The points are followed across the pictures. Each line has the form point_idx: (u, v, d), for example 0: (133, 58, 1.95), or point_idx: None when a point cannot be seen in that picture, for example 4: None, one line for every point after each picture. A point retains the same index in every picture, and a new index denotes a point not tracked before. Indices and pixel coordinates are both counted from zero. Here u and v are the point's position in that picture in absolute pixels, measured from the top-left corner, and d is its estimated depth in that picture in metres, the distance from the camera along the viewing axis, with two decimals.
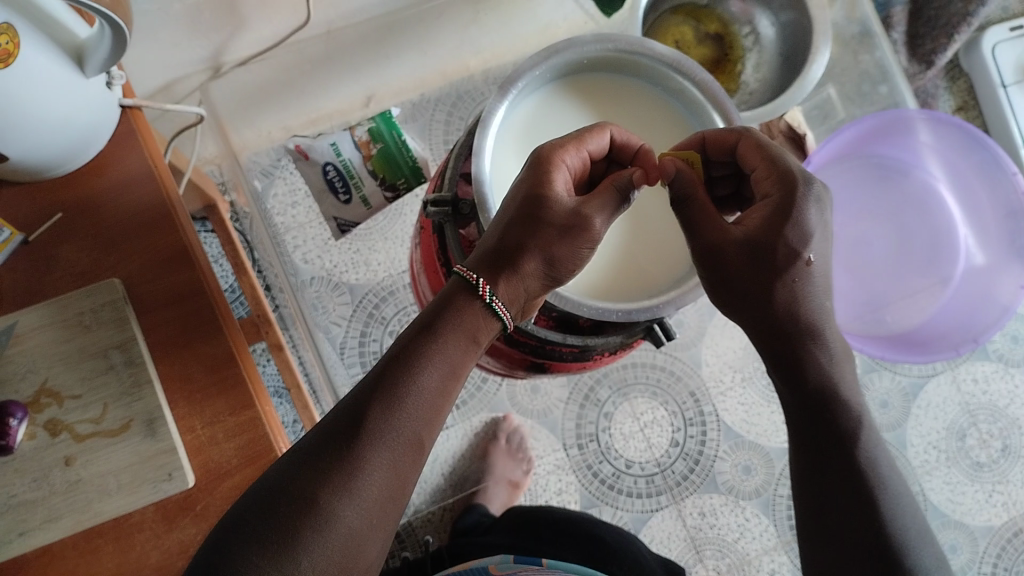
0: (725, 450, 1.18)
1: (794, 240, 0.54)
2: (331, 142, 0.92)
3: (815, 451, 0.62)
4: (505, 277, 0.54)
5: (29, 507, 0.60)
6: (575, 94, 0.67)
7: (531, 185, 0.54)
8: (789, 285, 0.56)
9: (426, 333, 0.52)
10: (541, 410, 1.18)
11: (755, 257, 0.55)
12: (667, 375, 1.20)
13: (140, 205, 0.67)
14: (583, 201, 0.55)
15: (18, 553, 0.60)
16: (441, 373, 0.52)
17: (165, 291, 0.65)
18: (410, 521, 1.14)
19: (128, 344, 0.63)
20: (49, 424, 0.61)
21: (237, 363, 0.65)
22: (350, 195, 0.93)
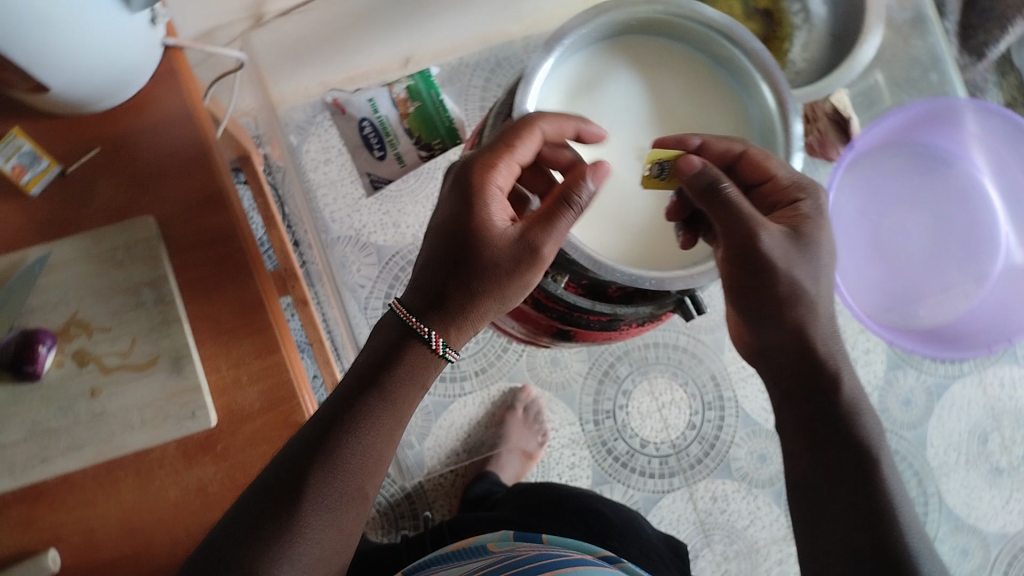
0: (741, 437, 1.18)
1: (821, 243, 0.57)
2: (369, 98, 0.91)
3: (812, 453, 0.58)
4: (456, 326, 0.56)
5: (52, 434, 0.61)
6: (621, 60, 0.66)
7: (463, 219, 0.55)
8: (816, 281, 0.57)
9: (372, 387, 0.54)
10: (560, 383, 1.18)
11: (788, 266, 0.55)
12: (688, 356, 1.19)
13: (178, 147, 0.66)
14: (525, 232, 0.54)
15: (39, 478, 0.61)
16: (388, 426, 0.54)
17: (198, 235, 0.65)
18: (422, 483, 1.16)
19: (158, 282, 0.63)
20: (76, 354, 0.62)
21: (264, 310, 0.64)
22: (385, 151, 0.92)
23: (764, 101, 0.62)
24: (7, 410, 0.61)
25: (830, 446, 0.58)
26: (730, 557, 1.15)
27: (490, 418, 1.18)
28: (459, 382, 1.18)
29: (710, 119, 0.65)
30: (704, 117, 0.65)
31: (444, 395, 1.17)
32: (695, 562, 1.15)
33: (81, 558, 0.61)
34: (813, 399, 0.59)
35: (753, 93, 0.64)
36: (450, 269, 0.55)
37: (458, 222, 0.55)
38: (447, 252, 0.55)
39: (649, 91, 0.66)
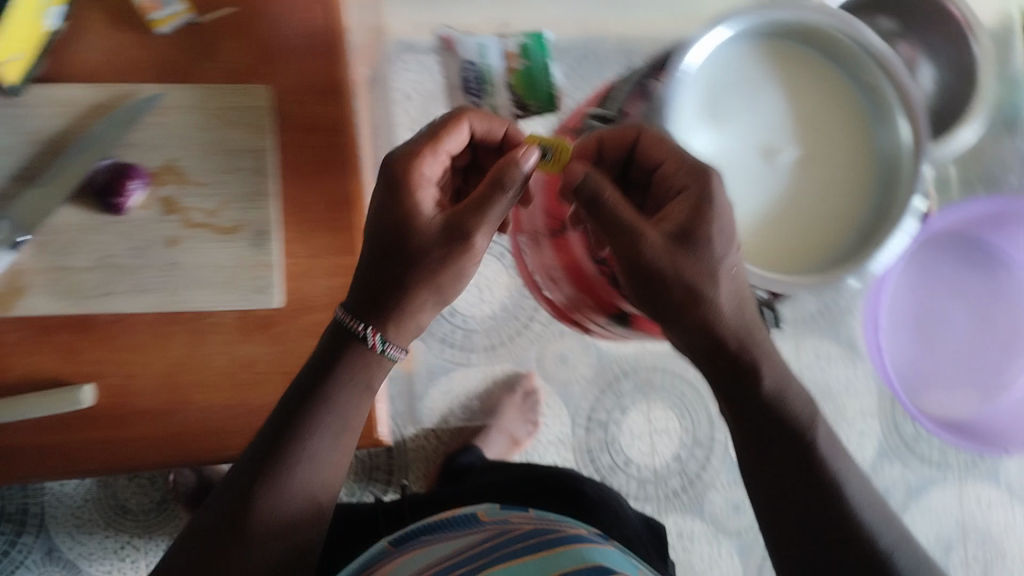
0: (722, 483, 1.18)
1: (721, 235, 0.48)
2: (480, 43, 0.91)
3: (774, 488, 0.52)
4: (394, 324, 0.52)
5: (121, 271, 0.61)
6: (768, 58, 0.60)
7: (387, 216, 0.51)
8: (714, 277, 0.48)
9: (313, 400, 0.52)
10: (562, 382, 1.18)
11: (674, 264, 0.48)
12: (691, 391, 1.20)
13: (309, 27, 0.64)
14: (450, 223, 0.50)
15: (96, 312, 0.60)
16: (331, 436, 0.52)
17: (308, 119, 0.64)
18: (404, 442, 1.15)
19: (261, 153, 0.63)
20: (165, 201, 0.61)
21: (353, 207, 0.63)
22: (480, 98, 0.90)
23: (899, 137, 0.58)
24: (77, 238, 0.60)
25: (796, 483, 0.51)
26: None
27: (488, 395, 1.17)
28: (467, 352, 1.17)
29: (838, 143, 0.61)
30: (833, 140, 0.61)
31: (450, 360, 1.16)
32: None
33: (116, 401, 0.59)
34: (756, 408, 0.52)
35: (888, 125, 0.59)
36: (371, 272, 0.51)
37: (383, 216, 0.51)
38: (372, 251, 0.51)
39: (788, 97, 0.60)
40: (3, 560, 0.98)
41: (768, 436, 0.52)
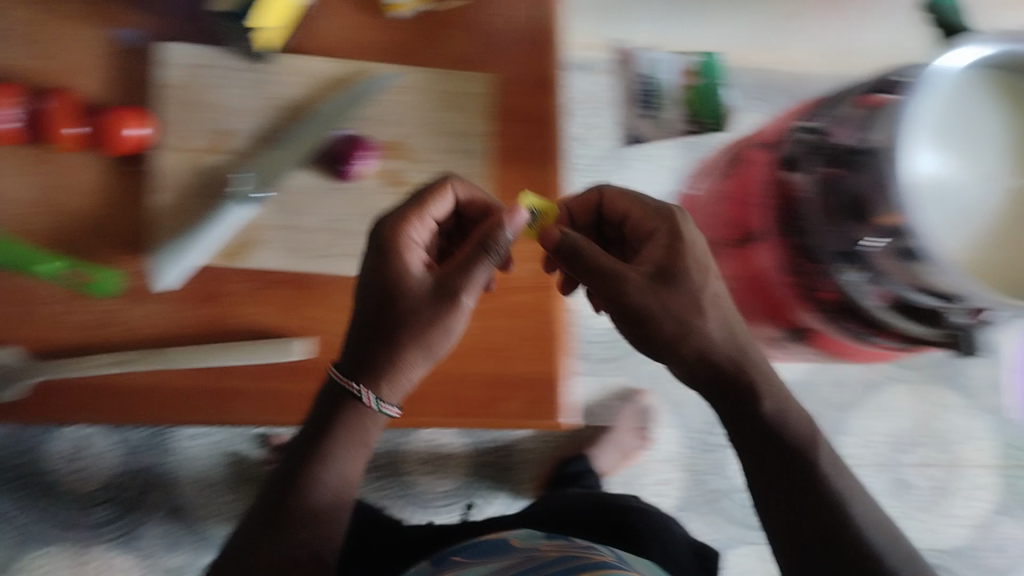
0: None
1: (700, 265, 0.55)
2: (657, 58, 1.00)
3: (786, 516, 0.51)
4: (388, 381, 0.55)
5: (351, 237, 0.67)
6: (993, 90, 0.64)
7: (372, 278, 0.56)
8: (702, 307, 0.54)
9: (312, 444, 0.54)
10: (678, 401, 1.15)
11: (656, 299, 0.54)
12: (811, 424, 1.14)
13: (533, 25, 0.68)
14: (448, 280, 0.55)
15: (325, 271, 0.66)
16: (337, 480, 0.54)
17: (519, 108, 0.67)
18: (517, 445, 1.13)
19: (477, 137, 0.67)
20: (394, 175, 0.67)
21: (549, 192, 0.65)
22: (653, 112, 1.01)
23: None
24: (314, 201, 0.67)
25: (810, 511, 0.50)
26: None
27: (604, 406, 1.14)
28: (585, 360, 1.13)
29: None
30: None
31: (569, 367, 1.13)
32: None
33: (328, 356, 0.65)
34: (755, 425, 0.54)
35: None
36: (361, 327, 0.55)
37: (369, 283, 0.56)
38: (360, 315, 0.56)
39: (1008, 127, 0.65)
40: (128, 516, 1.06)
41: (784, 467, 0.52)
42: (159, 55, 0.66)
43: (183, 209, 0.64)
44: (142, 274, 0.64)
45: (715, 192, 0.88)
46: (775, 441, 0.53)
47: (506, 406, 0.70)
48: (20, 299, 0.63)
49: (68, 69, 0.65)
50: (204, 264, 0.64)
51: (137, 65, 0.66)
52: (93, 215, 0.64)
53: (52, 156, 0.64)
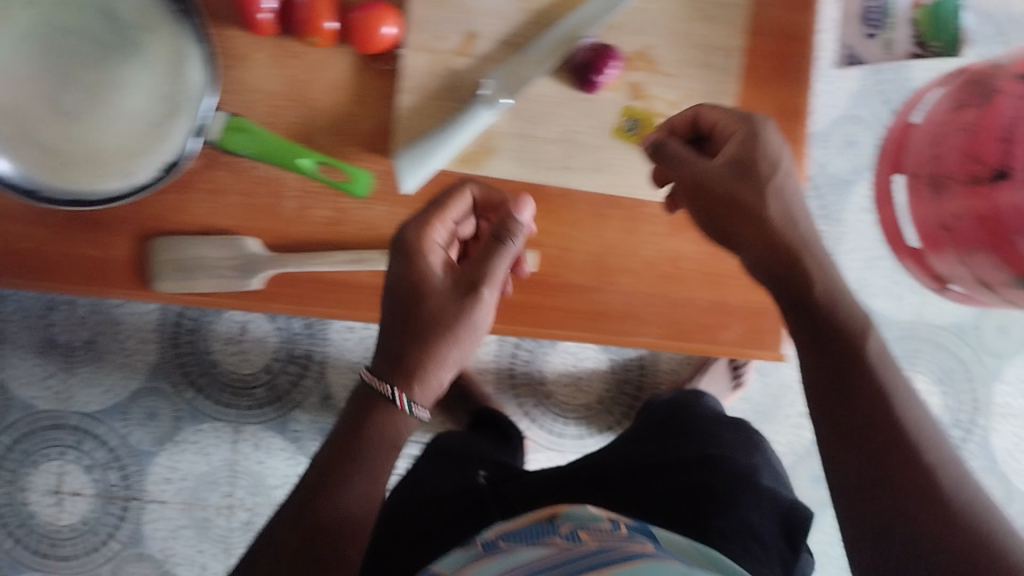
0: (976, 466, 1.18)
1: (775, 159, 0.56)
2: None
3: (866, 477, 0.47)
4: (417, 380, 0.56)
5: (584, 148, 0.66)
6: None
7: (398, 284, 0.57)
8: (765, 195, 0.55)
9: (366, 392, 0.55)
10: None
11: (723, 180, 0.56)
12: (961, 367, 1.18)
13: None
14: (468, 275, 0.57)
15: (560, 182, 0.67)
16: (386, 428, 0.54)
17: (774, 26, 0.67)
18: (659, 362, 1.13)
19: (730, 53, 0.66)
20: (634, 86, 0.66)
21: (796, 113, 0.67)
22: (878, 32, 0.87)
23: None
24: (551, 112, 0.66)
25: (896, 474, 0.46)
26: None
27: None
28: None
29: None
30: None
31: None
32: None
33: (554, 269, 0.68)
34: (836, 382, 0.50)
35: None
36: (387, 328, 0.57)
37: (394, 287, 0.58)
38: (388, 314, 0.57)
39: None
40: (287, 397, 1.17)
41: (861, 437, 0.48)
42: None
43: (427, 113, 0.64)
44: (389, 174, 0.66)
45: (946, 116, 0.81)
46: (858, 402, 0.49)
47: (727, 332, 0.70)
48: (271, 192, 0.66)
49: None
50: (444, 168, 0.65)
51: None
52: (344, 112, 0.65)
53: (307, 50, 0.65)
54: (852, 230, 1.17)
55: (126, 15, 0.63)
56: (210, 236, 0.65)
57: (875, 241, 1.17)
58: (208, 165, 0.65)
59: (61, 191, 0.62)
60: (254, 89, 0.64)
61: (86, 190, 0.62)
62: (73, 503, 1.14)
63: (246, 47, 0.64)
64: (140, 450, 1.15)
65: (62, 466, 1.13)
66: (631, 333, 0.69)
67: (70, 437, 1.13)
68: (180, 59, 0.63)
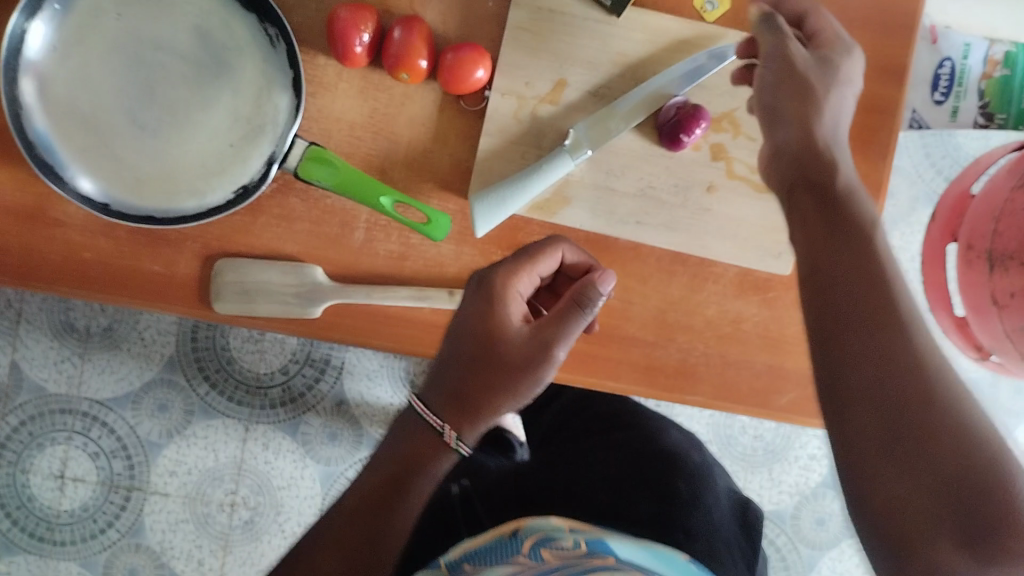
0: None
1: (841, 81, 0.59)
2: (966, 42, 0.88)
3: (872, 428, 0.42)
4: (470, 420, 0.55)
5: (657, 205, 0.66)
6: None
7: (472, 330, 0.56)
8: (819, 110, 0.57)
9: (452, 339, 0.57)
10: None
11: (785, 86, 0.57)
12: None
13: (899, 7, 0.66)
14: (539, 330, 0.55)
15: (627, 237, 0.66)
16: (466, 358, 0.56)
17: (864, 96, 0.66)
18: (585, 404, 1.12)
19: None
20: (715, 147, 0.66)
21: (875, 186, 0.67)
22: (947, 98, 0.87)
23: None
24: (628, 164, 0.66)
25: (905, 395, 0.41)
26: None
27: None
28: None
29: None
30: None
31: None
32: None
33: (612, 321, 0.67)
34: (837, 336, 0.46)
35: None
36: (447, 357, 0.57)
37: (469, 336, 0.56)
38: (458, 351, 0.56)
39: None
40: (299, 400, 1.14)
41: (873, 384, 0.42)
42: None
43: (506, 154, 0.65)
44: (461, 214, 0.66)
45: (1007, 194, 0.81)
46: (867, 328, 0.44)
47: (781, 399, 0.69)
48: (340, 221, 0.65)
49: None
50: (519, 213, 0.65)
51: None
52: (424, 148, 0.66)
53: (392, 83, 0.65)
54: None
55: (217, 34, 0.63)
56: (275, 261, 0.64)
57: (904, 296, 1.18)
58: (282, 189, 0.64)
59: (131, 209, 0.63)
60: (336, 118, 0.65)
61: (157, 209, 0.63)
62: (74, 489, 1.12)
63: (333, 75, 0.65)
64: (147, 441, 1.13)
65: (69, 450, 1.12)
66: (683, 391, 0.68)
67: (78, 423, 1.12)
68: (266, 86, 0.63)
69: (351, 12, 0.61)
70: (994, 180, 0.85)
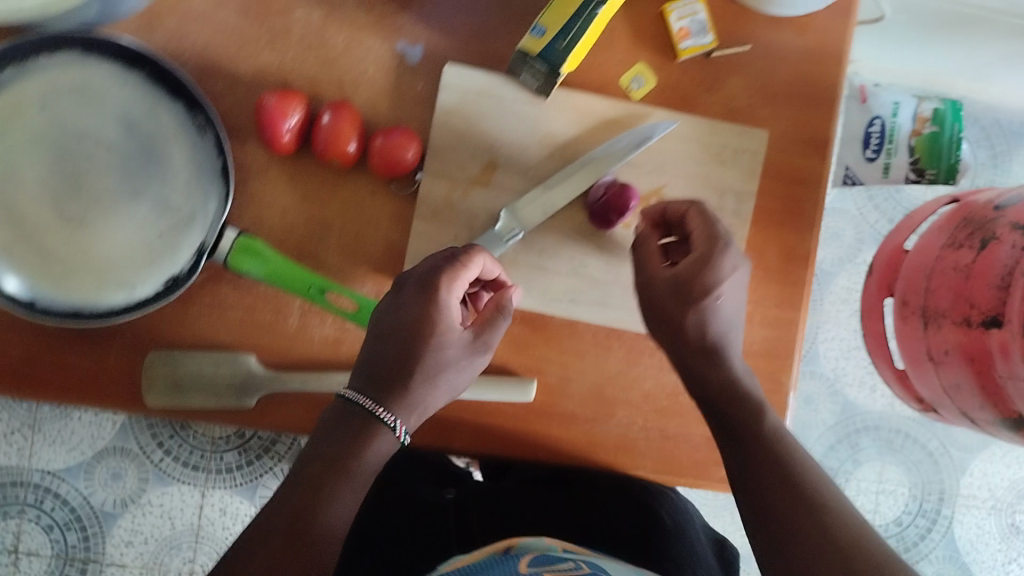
0: (936, 556, 1.16)
1: (727, 279, 0.59)
2: (896, 101, 0.88)
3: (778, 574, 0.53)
4: (414, 419, 0.58)
5: (591, 284, 0.68)
6: None
7: (416, 331, 0.57)
8: (699, 317, 0.59)
9: (391, 342, 0.57)
10: (802, 422, 1.16)
11: (701, 270, 0.59)
12: (929, 459, 1.17)
13: (819, 81, 0.67)
14: (477, 334, 0.59)
15: (562, 315, 0.68)
16: (409, 364, 0.57)
17: (788, 169, 0.68)
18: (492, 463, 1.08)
19: (744, 196, 0.68)
20: None
21: (802, 257, 0.68)
22: (879, 155, 0.88)
23: None
24: (561, 245, 0.68)
25: (797, 516, 0.54)
26: None
27: None
28: None
29: None
30: None
31: None
32: None
33: (549, 398, 0.68)
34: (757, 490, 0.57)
35: None
36: (382, 357, 0.57)
37: (413, 336, 0.57)
38: (401, 353, 0.57)
39: None
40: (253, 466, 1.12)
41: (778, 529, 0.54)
42: (438, 73, 0.66)
43: (438, 237, 0.65)
44: None
45: (938, 252, 0.82)
46: (778, 492, 0.55)
47: (720, 470, 0.68)
48: (274, 308, 0.65)
49: (347, 79, 0.65)
50: None
51: (412, 82, 0.66)
52: (354, 232, 0.65)
53: (323, 169, 0.65)
54: (832, 320, 1.17)
55: (145, 125, 0.63)
56: (209, 350, 0.64)
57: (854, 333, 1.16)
58: (213, 277, 0.64)
59: (60, 303, 0.62)
60: (267, 206, 0.64)
61: (86, 301, 0.62)
62: (28, 564, 1.09)
63: (263, 162, 0.64)
64: (102, 512, 1.10)
65: (20, 525, 1.09)
66: (625, 465, 0.68)
67: (30, 496, 1.09)
68: (195, 178, 0.63)
69: (279, 100, 0.62)
70: (927, 236, 0.86)
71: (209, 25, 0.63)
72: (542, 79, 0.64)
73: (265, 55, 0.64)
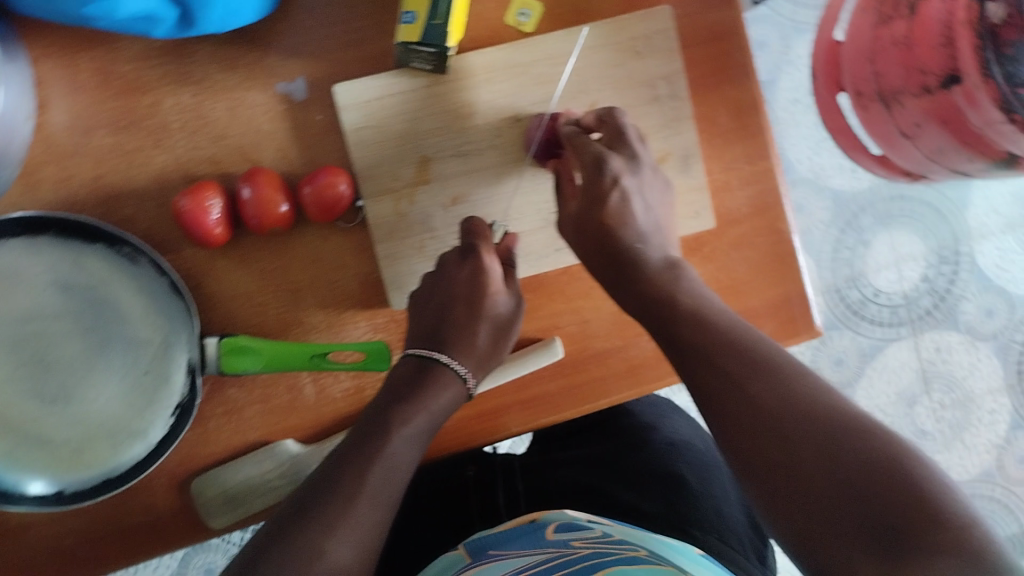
0: (972, 292, 1.17)
1: (626, 189, 0.58)
2: None
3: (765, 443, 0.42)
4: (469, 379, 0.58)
5: None
6: None
7: (461, 290, 0.58)
8: (612, 221, 0.57)
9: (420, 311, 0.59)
10: (802, 229, 1.16)
11: (597, 208, 0.57)
12: (932, 212, 1.17)
13: None
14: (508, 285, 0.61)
15: (552, 267, 0.66)
16: (460, 317, 0.58)
17: (704, 30, 0.66)
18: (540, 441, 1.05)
19: (674, 77, 0.65)
20: None
21: (752, 107, 0.67)
22: None
23: None
24: (524, 203, 0.66)
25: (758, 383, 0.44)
26: (948, 404, 1.17)
27: None
28: None
29: None
30: None
31: None
32: (913, 408, 1.17)
33: (578, 346, 0.67)
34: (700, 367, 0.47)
35: None
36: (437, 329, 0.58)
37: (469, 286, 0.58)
38: (437, 317, 0.59)
39: None
40: None
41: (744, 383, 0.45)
42: (330, 94, 0.63)
43: (407, 250, 0.64)
44: (394, 323, 0.64)
45: (872, 32, 0.78)
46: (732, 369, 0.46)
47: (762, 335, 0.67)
48: (288, 385, 0.64)
49: (244, 141, 0.62)
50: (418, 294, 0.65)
51: (310, 114, 0.63)
52: (328, 279, 0.63)
53: (265, 236, 0.62)
54: (791, 126, 1.15)
55: (78, 279, 0.60)
56: (245, 455, 0.63)
57: (815, 128, 1.14)
58: (217, 385, 0.63)
59: (89, 482, 0.60)
60: (231, 297, 0.62)
61: (110, 468, 0.61)
62: None
63: (206, 259, 0.62)
64: None
65: None
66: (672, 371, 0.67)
67: None
68: (151, 306, 0.61)
69: (192, 198, 0.58)
70: (853, 21, 0.82)
71: (92, 154, 0.61)
72: (433, 60, 0.61)
73: (158, 156, 0.61)
